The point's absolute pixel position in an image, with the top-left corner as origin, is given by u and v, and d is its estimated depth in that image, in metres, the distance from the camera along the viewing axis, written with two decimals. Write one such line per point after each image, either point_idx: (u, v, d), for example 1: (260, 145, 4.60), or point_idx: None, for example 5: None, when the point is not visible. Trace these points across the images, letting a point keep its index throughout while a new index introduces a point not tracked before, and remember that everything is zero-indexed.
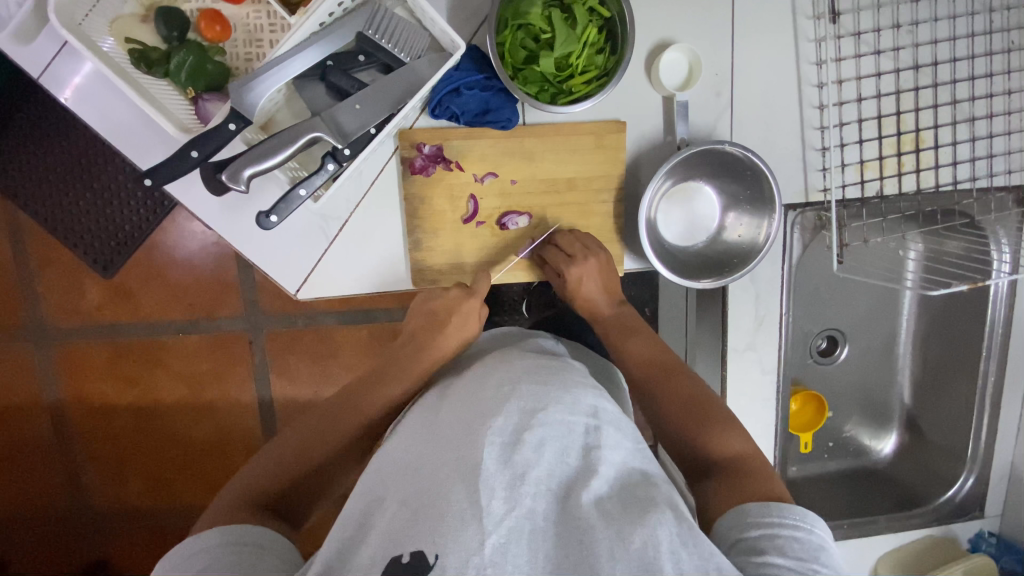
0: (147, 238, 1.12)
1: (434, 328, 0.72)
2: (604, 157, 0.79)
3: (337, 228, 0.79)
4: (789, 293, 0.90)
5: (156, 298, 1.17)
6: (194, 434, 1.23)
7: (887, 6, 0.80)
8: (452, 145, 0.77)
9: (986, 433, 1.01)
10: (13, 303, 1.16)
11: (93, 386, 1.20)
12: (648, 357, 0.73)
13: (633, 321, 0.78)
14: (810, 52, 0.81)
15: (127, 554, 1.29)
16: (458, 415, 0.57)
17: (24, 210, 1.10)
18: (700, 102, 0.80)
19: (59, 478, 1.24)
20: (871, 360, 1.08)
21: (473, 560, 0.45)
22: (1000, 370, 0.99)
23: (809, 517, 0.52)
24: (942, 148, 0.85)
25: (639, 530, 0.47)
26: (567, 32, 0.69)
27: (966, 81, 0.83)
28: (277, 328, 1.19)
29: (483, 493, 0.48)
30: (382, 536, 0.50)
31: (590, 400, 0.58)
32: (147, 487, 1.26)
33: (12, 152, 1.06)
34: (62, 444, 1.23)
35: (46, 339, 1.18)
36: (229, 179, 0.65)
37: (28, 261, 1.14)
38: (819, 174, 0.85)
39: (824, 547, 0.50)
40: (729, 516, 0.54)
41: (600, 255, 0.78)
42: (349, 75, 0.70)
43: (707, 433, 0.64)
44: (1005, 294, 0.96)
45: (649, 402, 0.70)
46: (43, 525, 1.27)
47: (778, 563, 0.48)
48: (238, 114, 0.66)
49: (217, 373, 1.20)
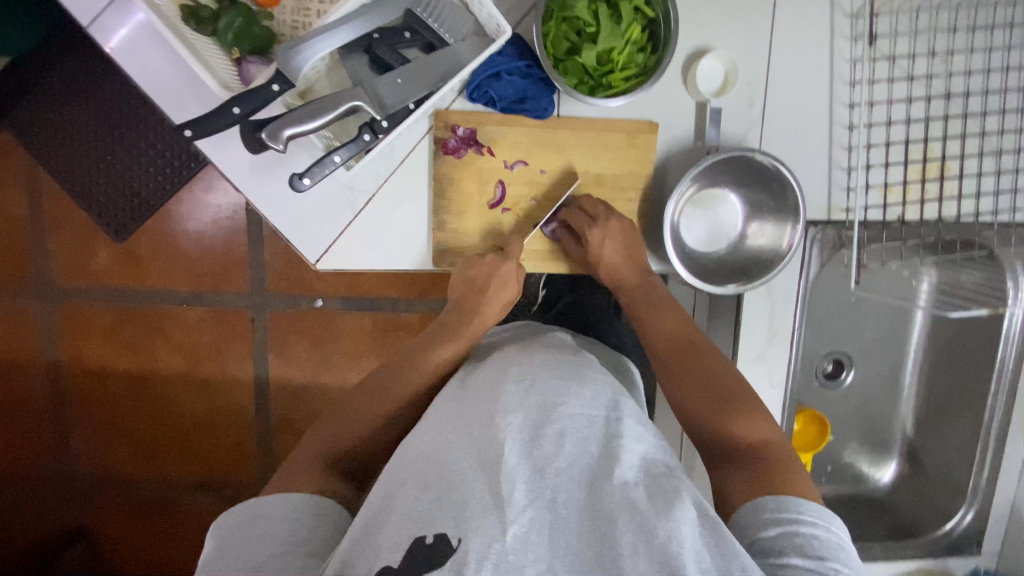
0: (163, 204, 1.13)
1: (474, 293, 0.78)
2: (634, 156, 0.80)
3: (364, 201, 0.80)
4: (804, 308, 0.90)
5: (166, 266, 1.17)
6: (189, 407, 1.23)
7: (924, 33, 0.81)
8: (486, 129, 0.78)
9: (989, 470, 1.00)
10: (23, 258, 1.16)
11: (93, 349, 1.20)
12: (674, 332, 0.74)
13: (659, 295, 0.78)
14: (845, 73, 0.82)
15: (110, 521, 1.27)
16: (480, 399, 0.60)
17: (47, 167, 1.10)
18: (733, 111, 0.82)
19: (50, 439, 1.24)
20: (877, 388, 1.08)
21: (495, 547, 0.47)
22: (1009, 408, 0.98)
23: (826, 516, 0.54)
24: (967, 178, 0.86)
25: (664, 523, 0.48)
26: (611, 27, 0.70)
27: (997, 114, 0.84)
28: (283, 308, 1.19)
29: (504, 485, 0.51)
30: (405, 516, 0.51)
31: (608, 395, 0.62)
32: (136, 455, 1.25)
33: (45, 110, 1.09)
34: (57, 404, 1.22)
35: (52, 298, 1.18)
36: (268, 138, 0.66)
37: (42, 219, 1.14)
38: (843, 194, 0.86)
39: (840, 546, 0.52)
40: (748, 511, 0.56)
41: (622, 220, 0.79)
42: (394, 50, 0.71)
43: (729, 416, 0.64)
44: (1019, 330, 0.95)
45: (668, 380, 0.71)
46: (29, 484, 1.25)
47: (798, 565, 0.50)
48: (283, 76, 0.67)
49: (216, 347, 1.20)
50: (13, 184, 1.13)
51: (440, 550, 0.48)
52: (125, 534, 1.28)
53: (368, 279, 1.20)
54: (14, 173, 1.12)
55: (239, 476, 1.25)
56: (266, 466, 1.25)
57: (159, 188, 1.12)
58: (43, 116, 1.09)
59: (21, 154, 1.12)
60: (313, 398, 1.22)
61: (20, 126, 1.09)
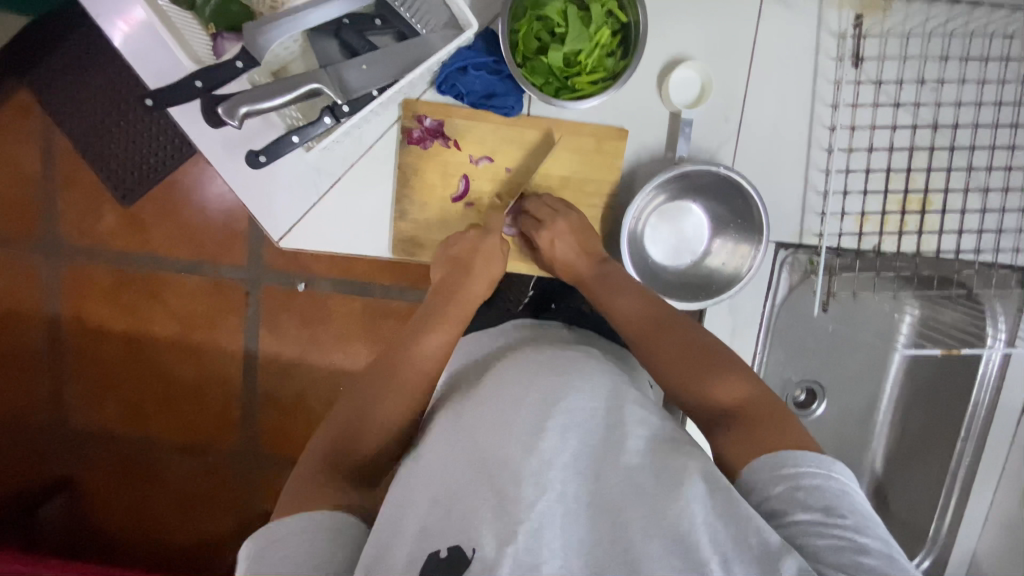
0: (169, 174, 1.15)
1: (461, 274, 0.75)
2: (600, 161, 0.79)
3: (330, 183, 0.81)
4: (767, 330, 0.88)
5: (168, 233, 1.18)
6: (178, 371, 1.23)
7: (913, 59, 0.79)
8: (453, 122, 0.78)
9: (953, 515, 0.95)
10: (33, 214, 1.19)
11: (93, 307, 1.22)
12: (642, 311, 0.69)
13: (617, 279, 0.74)
14: (827, 94, 0.80)
15: (94, 484, 1.26)
16: (483, 414, 0.58)
17: (61, 128, 1.14)
18: (707, 125, 0.80)
19: (41, 393, 1.25)
20: (849, 423, 1.01)
21: (508, 549, 0.48)
22: (977, 453, 0.93)
23: (824, 463, 0.51)
24: (950, 214, 0.83)
25: (674, 502, 0.49)
26: (579, 29, 0.70)
27: (985, 149, 0.81)
28: (276, 285, 1.19)
29: (514, 482, 0.51)
30: (417, 533, 0.51)
31: (611, 385, 0.61)
32: (126, 416, 1.25)
33: (62, 73, 1.12)
34: (54, 357, 1.23)
35: (57, 255, 1.20)
36: (224, 113, 0.67)
37: (55, 179, 1.17)
38: (817, 218, 0.83)
39: (846, 491, 0.50)
40: (750, 473, 0.54)
41: (569, 216, 0.77)
42: (363, 36, 0.72)
43: (709, 381, 0.61)
44: (994, 374, 0.91)
45: (648, 360, 0.66)
46: (25, 441, 1.25)
47: (803, 519, 0.49)
48: (247, 54, 0.69)
49: (210, 317, 1.21)
50: (31, 142, 1.16)
51: (455, 563, 0.49)
52: (106, 494, 1.26)
53: (360, 265, 1.19)
54: (32, 132, 1.16)
55: (221, 445, 1.25)
56: (248, 438, 1.24)
57: (163, 161, 1.15)
58: (61, 80, 1.13)
59: (40, 115, 1.15)
60: (301, 375, 1.22)
61: (41, 89, 1.13)
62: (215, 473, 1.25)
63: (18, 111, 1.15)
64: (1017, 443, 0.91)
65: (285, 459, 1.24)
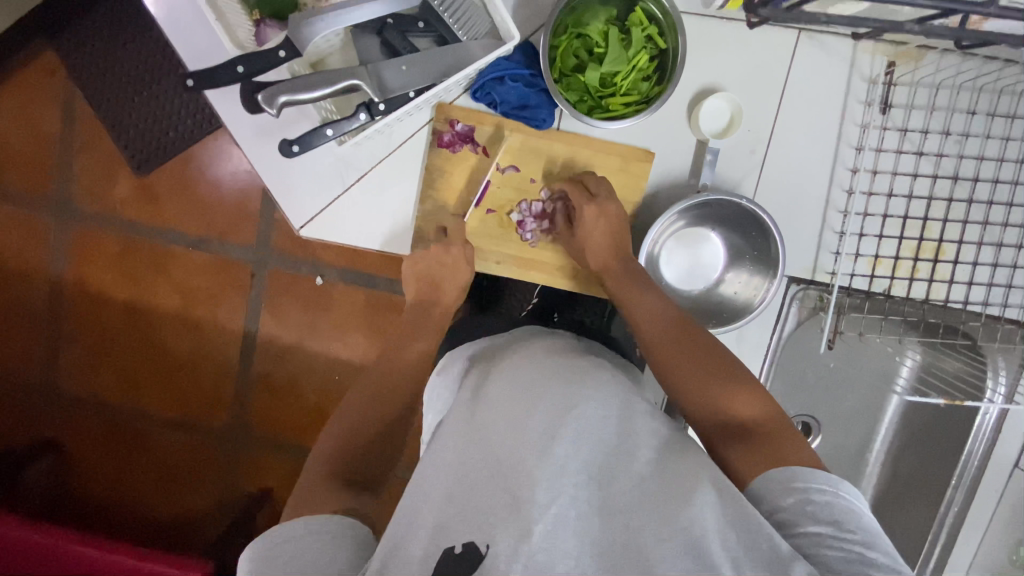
0: (186, 149, 1.16)
1: (441, 291, 0.77)
2: (625, 180, 0.80)
3: (355, 177, 0.82)
4: (771, 362, 0.89)
5: (179, 208, 1.18)
6: (176, 346, 1.23)
7: (941, 110, 0.80)
8: (484, 129, 0.79)
9: (934, 564, 0.95)
10: (49, 176, 1.19)
11: (98, 274, 1.22)
12: (661, 316, 0.68)
13: (638, 280, 0.73)
14: (852, 137, 0.82)
15: (84, 448, 1.26)
16: (492, 416, 0.59)
17: (84, 93, 1.15)
18: (731, 154, 0.82)
19: (39, 353, 1.24)
20: (841, 460, 1.02)
21: (521, 550, 0.47)
22: (967, 502, 0.93)
23: (834, 479, 0.51)
24: (961, 265, 0.84)
25: (686, 511, 0.49)
26: (618, 51, 0.71)
27: (1003, 206, 0.83)
28: (282, 268, 1.19)
29: (527, 485, 0.51)
30: (431, 531, 0.52)
31: (620, 394, 0.62)
32: (120, 383, 1.25)
33: (90, 39, 1.13)
34: (54, 319, 1.23)
35: (69, 217, 1.20)
36: (264, 100, 0.67)
37: (73, 142, 1.18)
38: (831, 257, 0.85)
39: (855, 508, 0.51)
40: (761, 483, 0.54)
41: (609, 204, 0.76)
42: (405, 37, 0.73)
43: (725, 392, 0.60)
44: (991, 426, 0.91)
45: (661, 367, 0.65)
46: (15, 396, 1.25)
47: (814, 531, 0.49)
48: (291, 44, 0.69)
49: (213, 294, 1.21)
50: (52, 105, 1.17)
51: (470, 559, 0.49)
52: (93, 458, 1.26)
53: (366, 256, 1.19)
54: (54, 95, 1.16)
55: (209, 423, 1.25)
56: (240, 418, 1.24)
57: (185, 134, 1.15)
58: (90, 45, 1.13)
59: (64, 78, 1.15)
60: (297, 360, 1.22)
61: (68, 53, 1.14)
62: (201, 449, 1.25)
63: (43, 71, 1.15)
64: (1006, 495, 0.92)
65: (274, 443, 1.24)
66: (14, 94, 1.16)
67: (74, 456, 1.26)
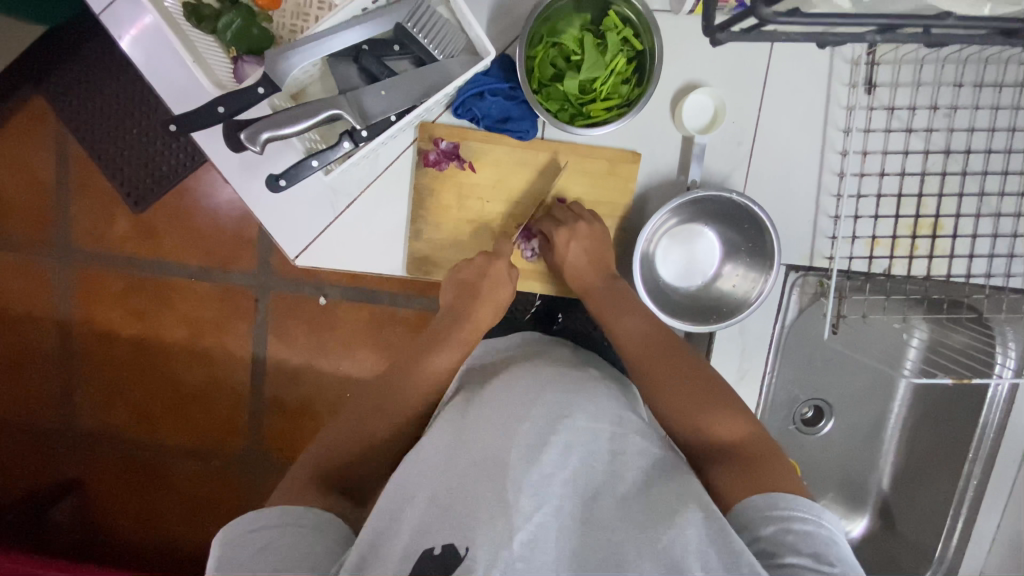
0: (181, 182, 1.17)
1: (468, 297, 0.76)
2: (615, 184, 0.80)
3: (345, 204, 0.82)
4: (777, 353, 0.89)
5: (179, 241, 1.19)
6: (188, 377, 1.25)
7: (927, 85, 0.80)
8: (469, 145, 0.79)
9: (957, 538, 0.94)
10: (47, 221, 1.20)
11: (104, 312, 1.23)
12: (646, 337, 0.72)
13: (626, 298, 0.76)
14: (839, 119, 0.81)
15: (104, 483, 1.27)
16: (482, 419, 0.61)
17: (76, 136, 1.16)
18: (720, 148, 0.81)
19: (54, 394, 1.26)
20: (857, 440, 1.02)
21: (502, 554, 0.49)
22: (985, 476, 0.92)
23: (815, 508, 0.53)
24: (960, 239, 0.84)
25: (665, 530, 0.51)
26: (595, 58, 0.71)
27: (997, 175, 0.82)
28: (285, 292, 1.20)
29: (511, 491, 0.53)
30: (414, 530, 0.52)
31: (614, 410, 0.63)
32: (135, 418, 1.27)
33: (77, 81, 1.14)
34: (66, 360, 1.25)
35: (70, 259, 1.21)
36: (246, 139, 0.68)
37: (67, 185, 1.19)
38: (828, 241, 0.84)
39: (835, 539, 0.52)
40: (742, 510, 0.56)
41: (592, 222, 0.78)
42: (382, 62, 0.73)
43: (708, 418, 0.63)
44: (1003, 398, 0.90)
45: (646, 386, 0.69)
46: (33, 437, 1.27)
47: (795, 563, 0.50)
48: (269, 79, 0.69)
49: (219, 324, 1.22)
50: (45, 149, 1.18)
51: (447, 560, 0.49)
52: (114, 493, 1.28)
53: (366, 274, 1.20)
54: (46, 139, 1.17)
55: (227, 450, 1.26)
56: (256, 443, 1.25)
57: (178, 168, 1.16)
58: (77, 88, 1.14)
59: (55, 122, 1.16)
60: (307, 382, 1.23)
61: (57, 97, 1.15)
62: (221, 476, 1.26)
63: (33, 117, 1.17)
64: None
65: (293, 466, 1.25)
66: (7, 142, 1.18)
67: (93, 492, 1.28)
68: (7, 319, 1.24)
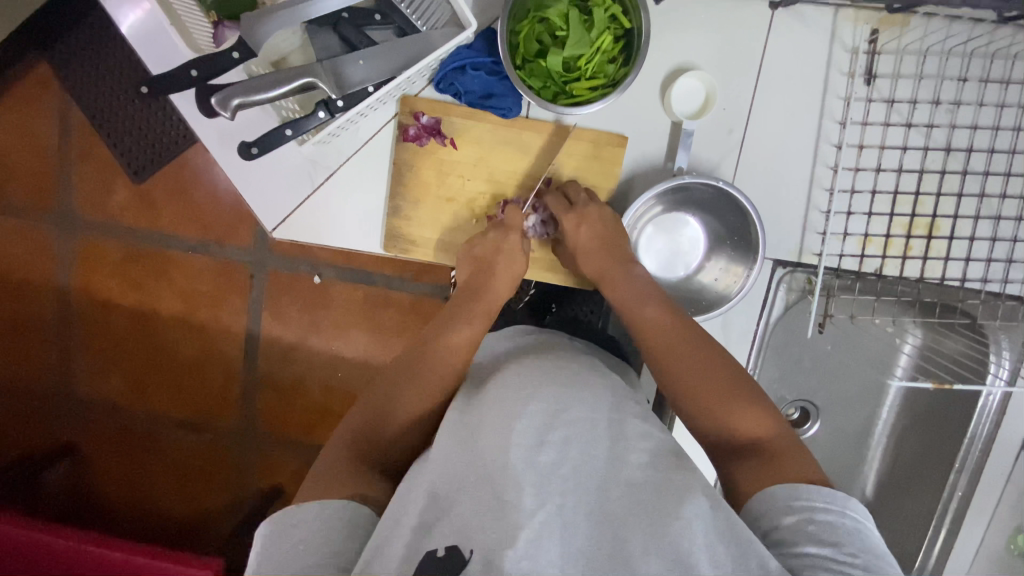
0: (179, 154, 1.17)
1: (484, 273, 0.74)
2: (599, 168, 0.78)
3: (324, 176, 0.81)
4: (759, 353, 0.87)
5: (176, 214, 1.19)
6: (181, 350, 1.25)
7: (930, 79, 0.76)
8: (451, 121, 0.77)
9: (939, 548, 0.91)
10: (49, 188, 1.20)
11: (102, 281, 1.23)
12: (665, 324, 0.67)
13: (637, 286, 0.71)
14: (836, 111, 0.78)
15: (98, 448, 1.28)
16: (485, 417, 0.57)
17: (77, 103, 1.16)
18: (709, 136, 0.79)
19: (52, 359, 1.27)
20: (846, 445, 0.98)
21: (507, 554, 0.48)
22: (970, 487, 0.89)
23: (838, 499, 0.51)
24: (958, 240, 0.80)
25: (672, 521, 0.49)
26: (580, 34, 0.69)
27: (1000, 176, 0.78)
28: (280, 269, 1.20)
29: (514, 490, 0.51)
30: (414, 529, 0.50)
31: (611, 399, 0.61)
32: (131, 387, 1.27)
33: (78, 48, 1.13)
34: (64, 327, 1.26)
35: (72, 227, 1.22)
36: (218, 105, 0.68)
37: (69, 153, 1.19)
38: (818, 238, 0.81)
39: (858, 529, 0.50)
40: (761, 500, 0.54)
41: (603, 208, 0.76)
42: (361, 31, 0.72)
43: (732, 412, 0.60)
44: (996, 406, 0.87)
45: (664, 375, 0.65)
46: (29, 400, 1.28)
47: (813, 552, 0.49)
48: (245, 45, 0.70)
49: (214, 297, 1.22)
50: (47, 117, 1.18)
51: (453, 562, 0.49)
52: (108, 461, 1.29)
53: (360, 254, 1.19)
54: (49, 106, 1.17)
55: (219, 424, 1.26)
56: (247, 417, 1.25)
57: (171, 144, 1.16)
58: (79, 55, 1.13)
59: (57, 88, 1.16)
60: (300, 360, 1.23)
61: (59, 63, 1.14)
62: (213, 447, 1.27)
63: (37, 83, 1.16)
64: (1012, 480, 0.88)
65: (283, 440, 1.26)
66: (10, 106, 1.17)
67: (88, 457, 1.29)
68: (6, 285, 1.24)
